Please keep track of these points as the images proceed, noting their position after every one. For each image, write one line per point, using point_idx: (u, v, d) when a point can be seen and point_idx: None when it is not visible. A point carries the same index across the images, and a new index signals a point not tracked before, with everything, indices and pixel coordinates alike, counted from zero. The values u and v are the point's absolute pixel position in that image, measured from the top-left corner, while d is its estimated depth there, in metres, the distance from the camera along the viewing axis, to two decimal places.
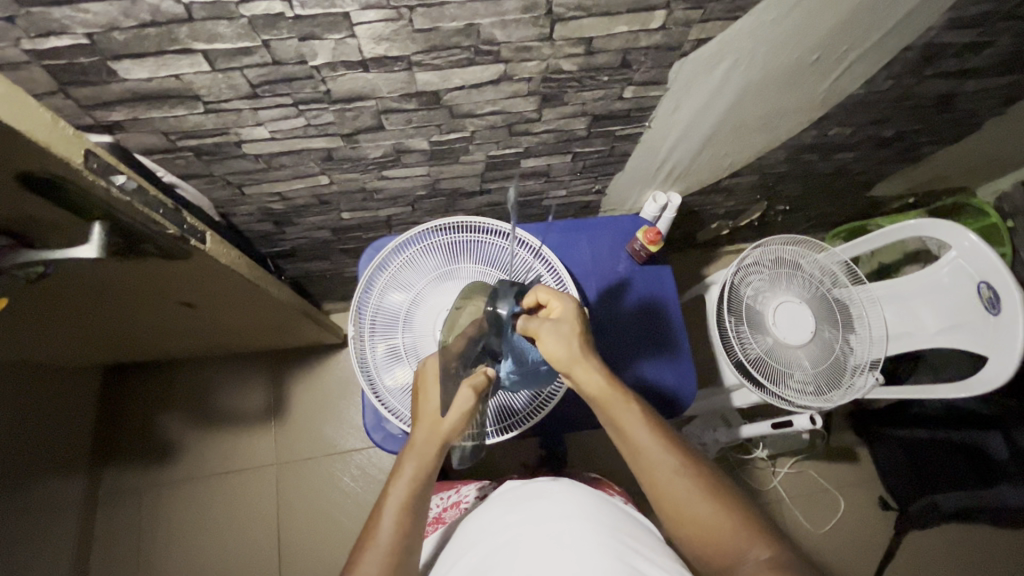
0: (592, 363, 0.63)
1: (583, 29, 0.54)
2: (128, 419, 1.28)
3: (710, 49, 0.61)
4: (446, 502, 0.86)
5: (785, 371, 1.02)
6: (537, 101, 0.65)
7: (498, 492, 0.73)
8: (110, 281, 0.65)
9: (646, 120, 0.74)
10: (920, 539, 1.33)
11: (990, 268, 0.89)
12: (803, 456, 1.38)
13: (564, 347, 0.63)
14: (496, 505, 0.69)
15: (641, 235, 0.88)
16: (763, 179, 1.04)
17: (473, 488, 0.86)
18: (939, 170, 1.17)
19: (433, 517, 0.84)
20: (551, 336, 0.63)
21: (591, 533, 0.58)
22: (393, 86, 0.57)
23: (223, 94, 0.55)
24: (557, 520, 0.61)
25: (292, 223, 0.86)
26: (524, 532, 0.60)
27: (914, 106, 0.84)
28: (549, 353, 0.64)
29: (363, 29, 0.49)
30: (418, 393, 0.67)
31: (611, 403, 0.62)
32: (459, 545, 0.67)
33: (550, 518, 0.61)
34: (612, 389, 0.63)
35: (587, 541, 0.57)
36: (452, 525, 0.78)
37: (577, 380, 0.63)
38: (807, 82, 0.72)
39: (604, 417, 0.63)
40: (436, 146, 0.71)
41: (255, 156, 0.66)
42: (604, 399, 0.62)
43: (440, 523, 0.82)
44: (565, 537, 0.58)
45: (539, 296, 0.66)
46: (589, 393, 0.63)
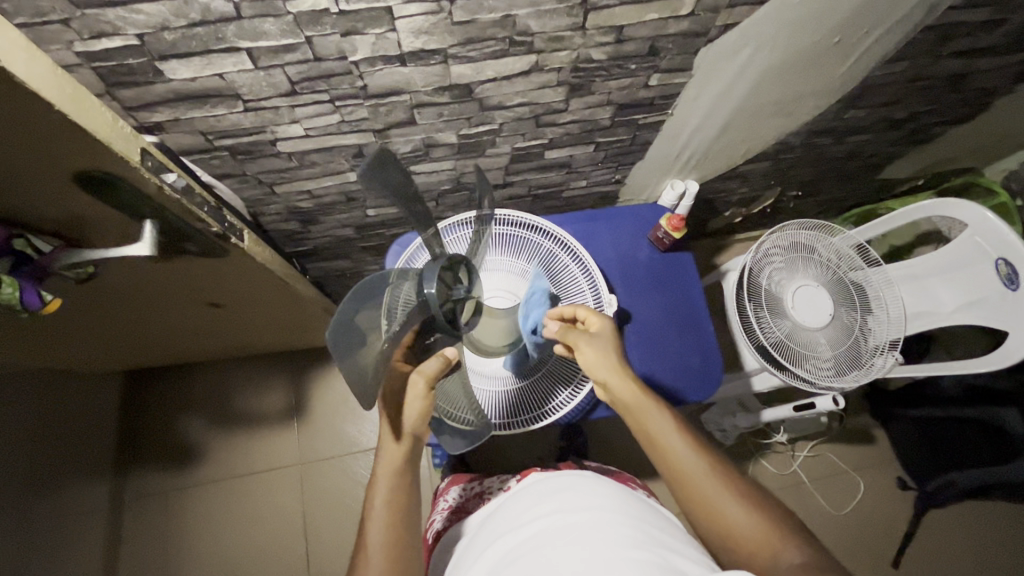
0: (624, 372, 0.67)
1: (613, 17, 0.55)
2: (149, 424, 1.28)
3: (735, 34, 0.62)
4: (467, 493, 0.86)
5: (806, 354, 1.03)
6: (565, 91, 0.66)
7: (523, 485, 0.74)
8: (149, 283, 0.66)
9: (670, 108, 0.75)
10: (940, 517, 1.34)
11: (1006, 246, 0.90)
12: (821, 439, 1.39)
13: (597, 353, 0.68)
14: (523, 497, 0.70)
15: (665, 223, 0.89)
16: (778, 164, 1.05)
17: (496, 480, 0.86)
18: (948, 151, 1.18)
19: (454, 507, 0.84)
20: (590, 347, 0.68)
21: (621, 526, 0.58)
22: (427, 79, 0.58)
23: (262, 93, 0.55)
24: (587, 510, 0.61)
25: (318, 221, 0.87)
26: (554, 524, 0.60)
27: (929, 85, 0.85)
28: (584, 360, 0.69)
29: (403, 23, 0.50)
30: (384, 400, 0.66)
31: (644, 408, 0.65)
32: (487, 534, 0.68)
33: (580, 508, 0.62)
34: (643, 396, 0.66)
35: (617, 529, 0.58)
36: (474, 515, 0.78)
37: (610, 387, 0.67)
38: (826, 66, 0.73)
39: (636, 424, 0.66)
40: (463, 140, 0.72)
41: (288, 154, 0.67)
42: (634, 405, 0.66)
43: (462, 512, 0.82)
44: (593, 525, 0.58)
45: (579, 310, 0.71)
46: (623, 397, 0.66)
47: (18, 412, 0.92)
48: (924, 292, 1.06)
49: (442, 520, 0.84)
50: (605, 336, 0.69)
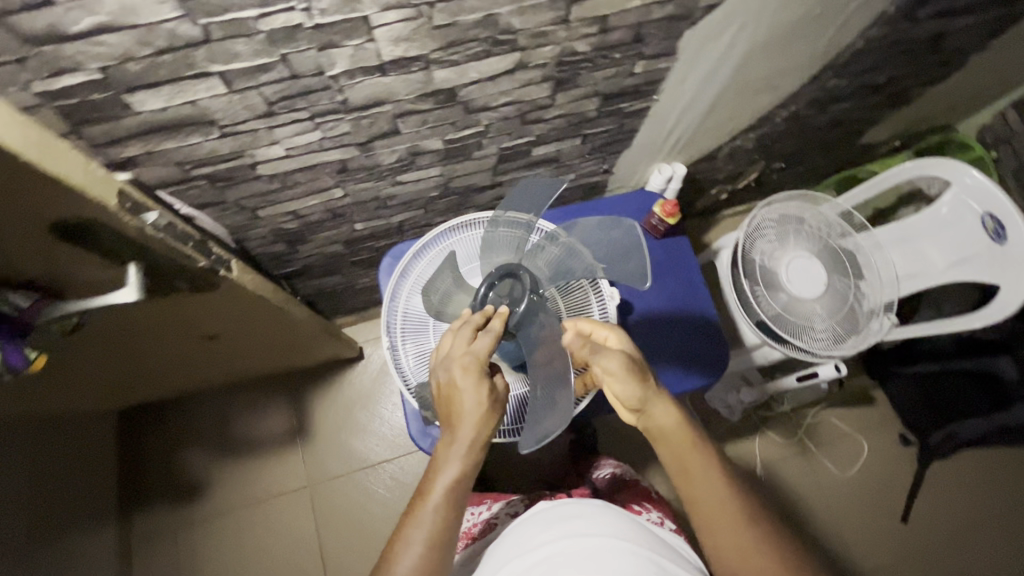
0: (665, 403, 0.62)
1: (597, 8, 0.53)
2: (149, 462, 1.24)
3: (720, 14, 0.61)
4: (476, 518, 0.86)
5: (804, 325, 1.04)
6: (550, 86, 0.64)
7: (534, 510, 0.73)
8: (138, 324, 0.63)
9: (656, 93, 0.74)
10: (943, 470, 1.38)
11: (992, 200, 0.92)
12: (822, 405, 1.42)
13: (634, 381, 0.61)
14: (531, 525, 0.69)
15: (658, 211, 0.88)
16: (761, 139, 1.05)
17: (505, 505, 0.86)
18: (924, 111, 1.19)
19: (464, 533, 0.84)
20: (623, 374, 0.61)
21: (628, 562, 0.57)
22: (410, 87, 0.56)
23: (239, 116, 0.53)
24: (596, 541, 0.60)
25: (305, 241, 0.84)
26: (562, 553, 0.59)
27: (906, 48, 0.85)
28: (616, 386, 0.62)
29: (382, 32, 0.48)
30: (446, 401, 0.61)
31: (681, 440, 0.60)
32: (494, 562, 0.66)
33: (587, 535, 0.61)
34: (683, 426, 0.61)
35: (624, 560, 0.57)
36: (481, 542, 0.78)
37: (647, 415, 0.62)
38: (808, 38, 0.72)
39: (671, 456, 0.61)
40: (450, 145, 0.70)
41: (270, 176, 0.64)
42: (674, 435, 0.61)
43: (469, 539, 0.83)
44: (600, 560, 0.57)
45: (584, 327, 0.67)
46: (661, 425, 0.61)
47: (13, 466, 0.88)
48: (912, 253, 1.08)
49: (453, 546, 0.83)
50: (635, 358, 0.63)
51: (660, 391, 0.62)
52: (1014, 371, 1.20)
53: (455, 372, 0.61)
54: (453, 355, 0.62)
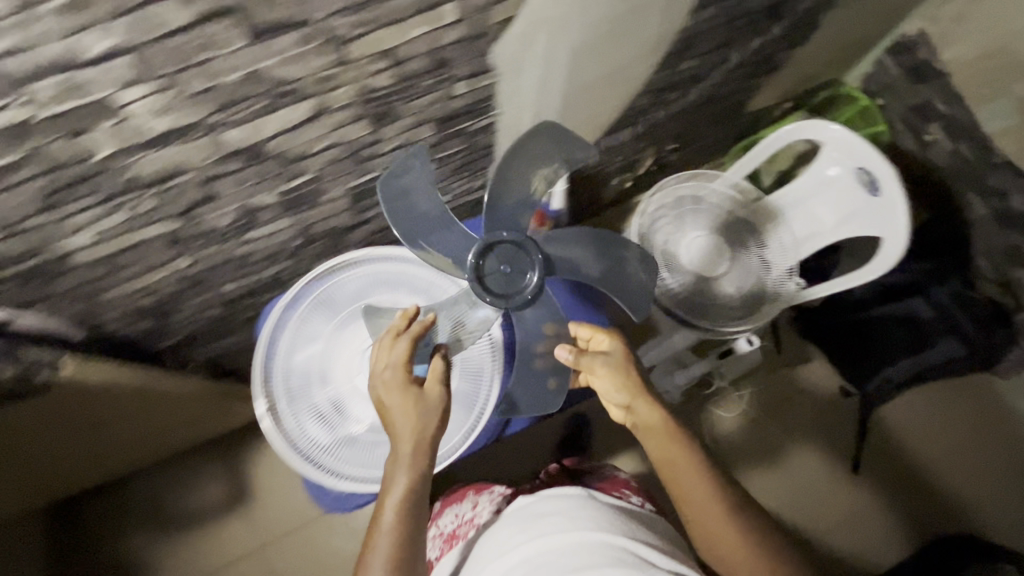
0: (651, 401, 0.71)
1: (375, 44, 0.52)
2: (87, 555, 1.19)
3: (521, 25, 0.59)
4: (461, 519, 0.84)
5: (712, 304, 1.05)
6: (369, 123, 0.62)
7: (513, 507, 0.73)
8: None
9: (494, 108, 0.72)
10: (887, 414, 1.39)
11: (862, 154, 0.93)
12: (761, 371, 1.42)
13: (615, 380, 0.72)
14: (513, 523, 0.69)
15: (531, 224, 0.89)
16: (640, 127, 1.04)
17: (486, 502, 0.84)
18: (802, 71, 1.21)
19: (448, 533, 0.83)
20: (608, 375, 0.72)
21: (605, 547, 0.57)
22: (203, 153, 0.54)
23: (15, 214, 0.50)
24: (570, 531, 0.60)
25: (175, 311, 0.81)
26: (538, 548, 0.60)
27: (749, 21, 0.85)
28: (600, 386, 0.73)
29: (135, 109, 0.45)
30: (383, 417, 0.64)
31: (667, 435, 0.69)
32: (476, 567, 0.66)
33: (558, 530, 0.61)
34: (668, 421, 0.70)
35: (599, 545, 0.58)
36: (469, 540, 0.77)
37: (634, 410, 0.71)
38: (636, 29, 0.71)
39: (658, 449, 0.70)
40: (288, 196, 0.68)
41: (91, 262, 0.61)
42: (660, 429, 0.69)
43: (455, 539, 0.80)
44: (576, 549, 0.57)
45: (581, 331, 0.75)
46: (649, 420, 0.70)
47: None
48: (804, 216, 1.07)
49: (437, 548, 0.83)
50: (616, 358, 0.73)
51: (646, 391, 0.71)
52: (928, 311, 1.24)
53: (380, 389, 0.65)
54: (376, 374, 0.66)
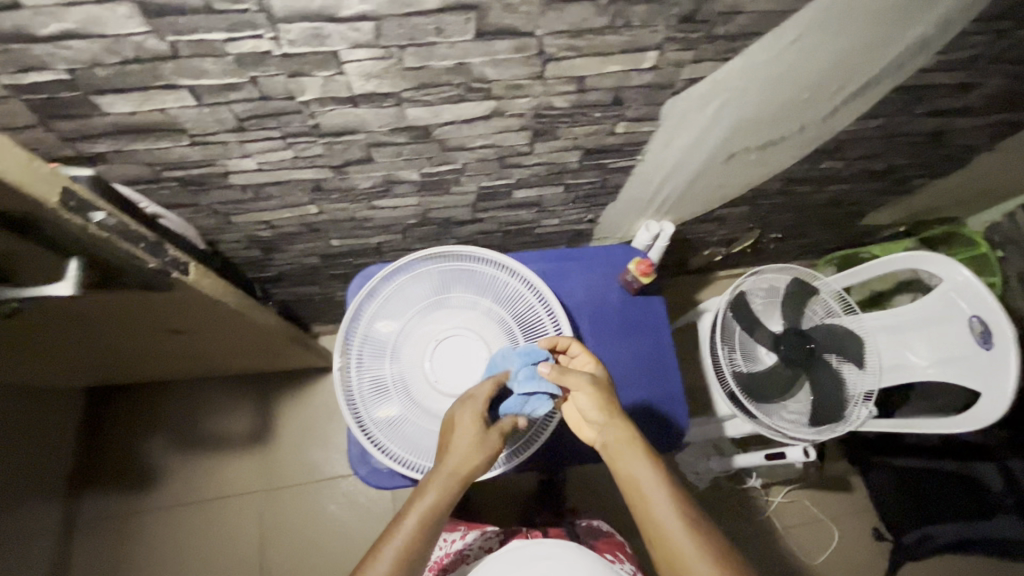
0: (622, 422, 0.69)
1: (574, 68, 0.54)
2: (110, 447, 1.24)
3: (703, 86, 0.60)
4: (449, 547, 0.83)
5: (774, 403, 1.03)
6: (529, 136, 0.64)
7: None
8: (88, 313, 0.64)
9: (640, 153, 0.73)
10: (941, 562, 1.31)
11: (982, 302, 0.88)
12: (797, 485, 1.36)
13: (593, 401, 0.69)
14: (498, 567, 0.68)
15: (631, 267, 0.86)
16: (755, 209, 1.04)
17: (477, 534, 0.85)
18: (930, 202, 1.18)
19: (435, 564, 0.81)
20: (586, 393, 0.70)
21: None
22: (383, 120, 0.57)
23: (209, 128, 0.54)
24: None
25: (281, 250, 0.84)
26: None
27: (904, 142, 0.84)
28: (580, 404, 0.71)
29: (352, 67, 0.49)
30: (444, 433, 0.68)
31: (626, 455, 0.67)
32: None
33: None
34: (629, 445, 0.67)
35: None
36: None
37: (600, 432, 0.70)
38: (798, 119, 0.71)
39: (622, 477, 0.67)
40: (426, 177, 0.70)
41: (242, 186, 0.65)
42: (615, 450, 0.68)
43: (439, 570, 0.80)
44: None
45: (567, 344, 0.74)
46: (615, 456, 0.68)
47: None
48: (898, 343, 1.04)
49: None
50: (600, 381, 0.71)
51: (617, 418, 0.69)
52: (1000, 483, 1.16)
53: (457, 413, 0.69)
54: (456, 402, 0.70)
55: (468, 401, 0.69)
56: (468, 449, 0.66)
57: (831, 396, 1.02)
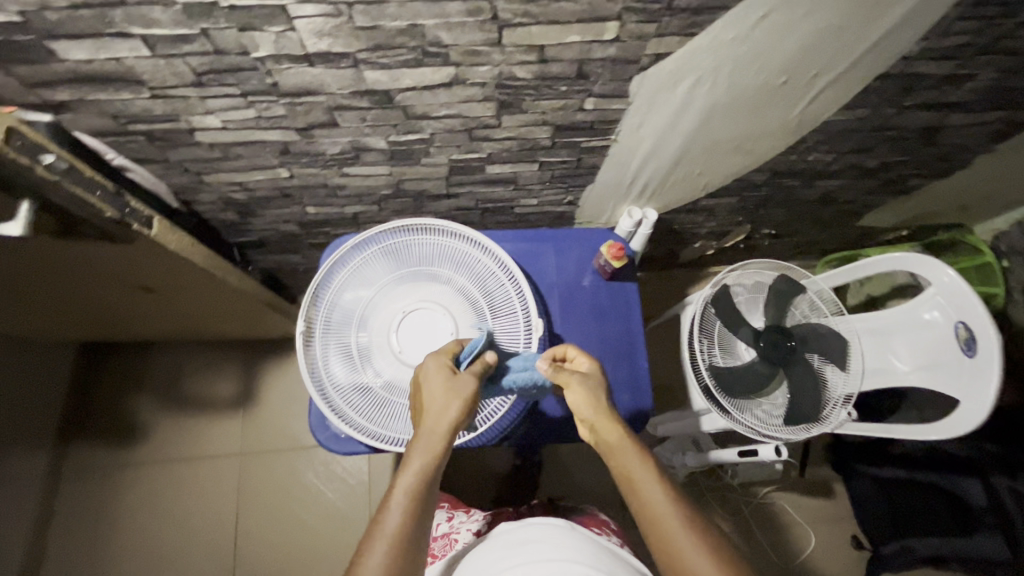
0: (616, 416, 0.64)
1: (532, 36, 0.53)
2: (99, 401, 1.27)
3: (670, 63, 0.59)
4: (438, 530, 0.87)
5: (750, 399, 1.01)
6: (494, 107, 0.64)
7: None
8: (55, 261, 0.65)
9: (613, 134, 0.72)
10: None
11: (968, 308, 0.85)
12: (777, 487, 1.35)
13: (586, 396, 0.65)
14: (493, 552, 0.68)
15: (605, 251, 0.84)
16: (744, 201, 1.01)
17: (463, 517, 0.88)
18: (931, 205, 1.14)
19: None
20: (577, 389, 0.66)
21: None
22: (341, 82, 0.57)
23: (167, 81, 0.54)
24: None
25: (258, 214, 0.85)
26: None
27: (895, 136, 0.81)
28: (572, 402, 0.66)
29: (302, 23, 0.49)
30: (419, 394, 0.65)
31: (625, 454, 0.61)
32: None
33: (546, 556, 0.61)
34: (629, 441, 0.62)
35: None
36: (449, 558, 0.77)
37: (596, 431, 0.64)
38: (777, 105, 0.69)
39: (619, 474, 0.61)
40: (394, 147, 0.70)
41: (210, 145, 0.66)
42: (617, 448, 0.62)
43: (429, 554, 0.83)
44: None
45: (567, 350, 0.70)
46: (610, 449, 0.62)
47: None
48: (883, 348, 1.01)
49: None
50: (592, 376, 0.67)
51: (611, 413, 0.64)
52: (982, 498, 1.13)
53: (427, 371, 0.66)
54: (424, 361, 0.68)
55: (433, 359, 0.67)
56: (444, 402, 0.62)
57: (809, 396, 1.00)
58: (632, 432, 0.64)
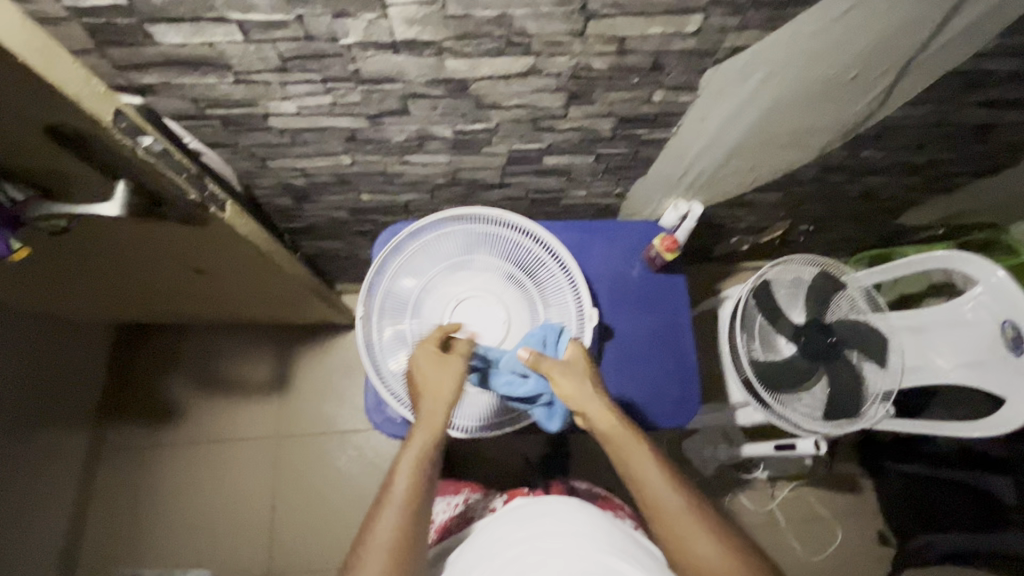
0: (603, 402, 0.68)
1: (616, 27, 0.53)
2: (137, 383, 1.29)
3: (745, 57, 0.59)
4: (454, 509, 0.86)
5: (790, 394, 1.02)
6: (564, 97, 0.64)
7: None
8: (127, 243, 0.67)
9: (674, 126, 0.73)
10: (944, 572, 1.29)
11: (1016, 307, 0.86)
12: (804, 481, 1.36)
13: (576, 383, 0.69)
14: (504, 525, 0.69)
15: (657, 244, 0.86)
16: (788, 197, 1.02)
17: (481, 498, 0.86)
18: (970, 204, 1.13)
19: (440, 524, 0.85)
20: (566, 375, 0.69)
21: None
22: (421, 70, 0.57)
23: (253, 65, 0.55)
24: None
25: (312, 201, 0.86)
26: None
27: (950, 134, 0.81)
28: (561, 389, 0.69)
29: (396, 11, 0.49)
30: (416, 379, 0.70)
31: (617, 436, 0.65)
32: (465, 565, 0.66)
33: (561, 533, 0.62)
34: (620, 425, 0.66)
35: None
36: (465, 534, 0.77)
37: (586, 416, 0.68)
38: (842, 100, 0.69)
39: (612, 456, 0.66)
40: (458, 135, 0.71)
41: (280, 130, 0.67)
42: (609, 434, 0.66)
43: (447, 531, 0.82)
44: None
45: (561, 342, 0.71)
46: (598, 430, 0.67)
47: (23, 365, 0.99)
48: (923, 345, 1.02)
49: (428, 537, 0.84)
50: (579, 363, 0.70)
51: (597, 396, 0.68)
52: (1012, 495, 1.08)
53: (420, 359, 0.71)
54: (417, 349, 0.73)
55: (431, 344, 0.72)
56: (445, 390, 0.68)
57: (848, 392, 1.01)
58: (620, 415, 0.68)
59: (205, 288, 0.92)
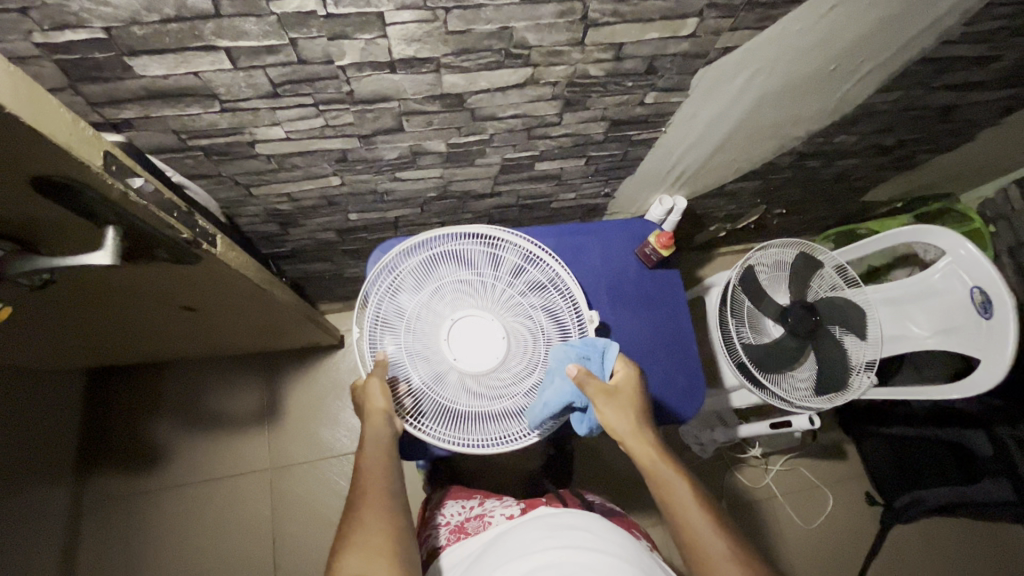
0: (648, 437, 0.69)
1: (615, 35, 0.53)
2: (115, 428, 1.22)
3: (735, 56, 0.61)
4: (469, 513, 0.82)
5: (783, 373, 1.06)
6: (560, 105, 0.64)
7: None
8: (112, 288, 0.62)
9: (664, 125, 0.74)
10: (929, 523, 1.38)
11: (983, 274, 0.91)
12: (794, 453, 1.41)
13: (621, 415, 0.69)
14: (531, 531, 0.67)
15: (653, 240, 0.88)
16: (765, 184, 1.05)
17: (497, 503, 0.83)
18: (927, 177, 1.20)
19: (454, 525, 0.81)
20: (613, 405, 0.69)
21: None
22: (418, 87, 0.56)
23: (241, 93, 0.52)
24: None
25: (297, 224, 0.83)
26: None
27: (916, 116, 0.85)
28: (608, 420, 0.69)
29: (395, 30, 0.48)
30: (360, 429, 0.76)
31: (662, 472, 0.67)
32: (488, 564, 0.64)
33: (597, 549, 0.61)
34: (663, 463, 0.67)
35: None
36: (485, 537, 0.73)
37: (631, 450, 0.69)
38: (822, 91, 0.72)
39: (656, 492, 0.67)
40: (452, 149, 0.70)
41: (268, 156, 0.64)
42: (653, 469, 0.67)
43: (463, 533, 0.78)
44: None
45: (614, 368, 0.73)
46: (643, 464, 0.68)
47: None
48: (900, 315, 1.08)
49: (441, 537, 0.80)
50: (625, 395, 0.71)
51: (643, 431, 0.69)
52: (987, 448, 1.17)
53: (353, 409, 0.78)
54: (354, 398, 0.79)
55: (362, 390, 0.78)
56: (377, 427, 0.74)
57: (836, 366, 1.05)
58: (666, 453, 0.69)
59: (188, 324, 0.88)
